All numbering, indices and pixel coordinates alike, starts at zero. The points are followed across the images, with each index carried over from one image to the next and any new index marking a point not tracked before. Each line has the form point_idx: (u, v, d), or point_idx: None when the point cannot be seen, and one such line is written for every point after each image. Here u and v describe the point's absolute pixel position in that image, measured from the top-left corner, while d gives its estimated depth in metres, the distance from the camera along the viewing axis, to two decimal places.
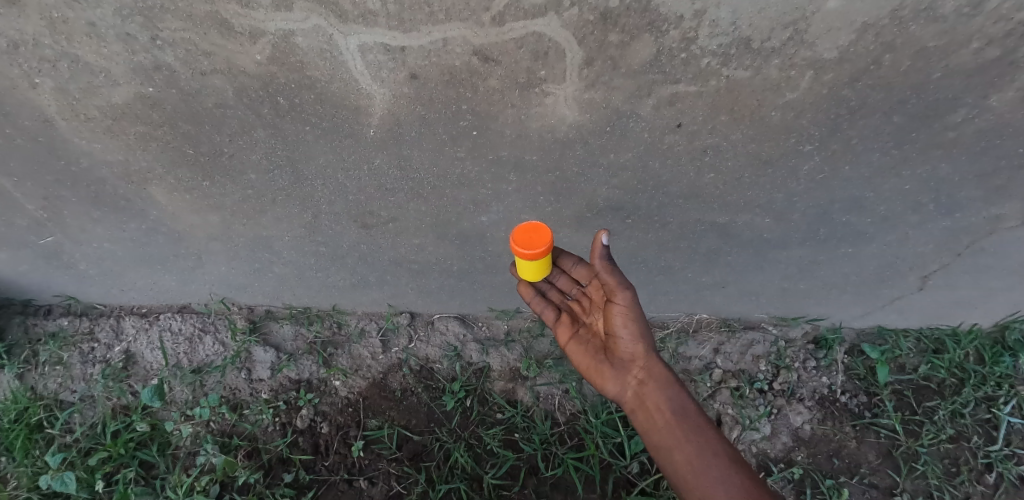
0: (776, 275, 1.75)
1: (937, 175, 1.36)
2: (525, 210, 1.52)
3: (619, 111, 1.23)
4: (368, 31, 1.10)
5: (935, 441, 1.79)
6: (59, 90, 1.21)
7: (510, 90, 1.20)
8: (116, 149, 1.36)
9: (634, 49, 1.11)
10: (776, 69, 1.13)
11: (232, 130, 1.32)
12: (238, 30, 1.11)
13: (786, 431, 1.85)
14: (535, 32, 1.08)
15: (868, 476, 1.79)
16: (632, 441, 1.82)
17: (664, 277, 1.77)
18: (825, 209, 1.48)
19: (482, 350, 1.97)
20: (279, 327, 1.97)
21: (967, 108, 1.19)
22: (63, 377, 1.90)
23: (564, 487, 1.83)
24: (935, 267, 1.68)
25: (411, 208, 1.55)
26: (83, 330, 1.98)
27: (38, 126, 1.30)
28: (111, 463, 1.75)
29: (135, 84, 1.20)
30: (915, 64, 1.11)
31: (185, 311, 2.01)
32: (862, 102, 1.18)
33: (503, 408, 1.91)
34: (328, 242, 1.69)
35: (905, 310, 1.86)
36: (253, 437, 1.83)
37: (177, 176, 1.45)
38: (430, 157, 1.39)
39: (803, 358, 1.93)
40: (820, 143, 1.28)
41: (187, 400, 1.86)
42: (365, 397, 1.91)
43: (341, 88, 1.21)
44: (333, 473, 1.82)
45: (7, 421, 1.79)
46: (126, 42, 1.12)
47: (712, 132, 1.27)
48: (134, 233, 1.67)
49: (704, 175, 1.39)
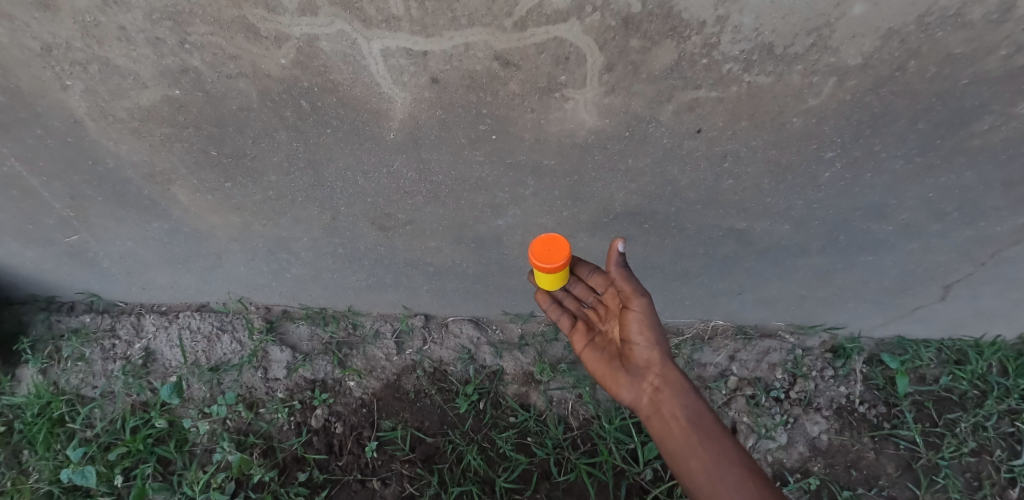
0: (793, 283, 1.74)
1: (961, 183, 1.34)
2: (542, 215, 1.54)
3: (638, 116, 1.23)
4: (392, 36, 1.10)
5: (956, 454, 1.75)
6: (89, 92, 1.24)
7: (530, 95, 1.20)
8: (143, 150, 1.39)
9: (655, 54, 1.09)
10: (798, 75, 1.11)
11: (256, 132, 1.34)
12: (264, 34, 1.11)
13: (802, 441, 1.83)
14: (556, 37, 1.07)
15: (887, 488, 1.75)
16: (645, 448, 1.81)
17: (681, 282, 1.78)
18: (845, 217, 1.46)
19: (495, 353, 1.99)
20: (295, 326, 2.02)
21: (993, 115, 1.16)
22: (84, 373, 1.94)
23: (577, 492, 1.81)
24: (957, 276, 1.65)
25: (428, 211, 1.56)
26: (104, 326, 2.02)
27: (68, 127, 1.33)
28: (130, 459, 1.78)
29: (163, 86, 1.22)
30: (941, 71, 1.08)
31: (204, 310, 2.05)
32: (886, 109, 1.17)
33: (516, 412, 1.92)
34: (346, 243, 1.71)
35: (926, 319, 1.84)
36: (268, 436, 1.86)
37: (201, 177, 1.47)
38: (448, 161, 1.40)
39: (821, 367, 1.92)
40: (841, 150, 1.27)
41: (205, 398, 1.89)
42: (379, 398, 1.94)
43: (362, 92, 1.22)
44: (346, 473, 1.82)
45: (31, 415, 1.84)
46: (154, 45, 1.14)
47: (732, 138, 1.26)
48: (157, 233, 1.70)
49: (723, 181, 1.38)
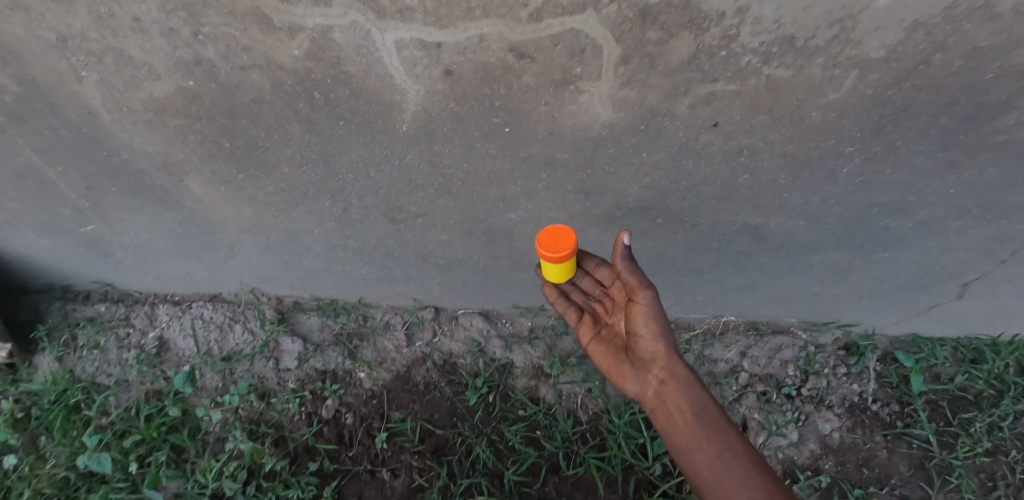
0: (808, 279, 1.72)
1: (983, 180, 1.31)
2: (554, 209, 1.54)
3: (654, 109, 1.21)
4: (405, 27, 1.08)
5: (970, 454, 1.73)
6: (103, 83, 1.24)
7: (544, 87, 1.19)
8: (156, 141, 1.40)
9: (672, 46, 1.07)
10: (819, 68, 1.08)
11: (268, 123, 1.34)
12: (277, 25, 1.10)
13: (813, 438, 1.81)
14: (572, 28, 1.05)
15: (900, 487, 1.73)
16: (654, 443, 1.82)
17: (693, 277, 1.77)
18: (862, 214, 1.44)
19: (505, 347, 2.01)
20: (307, 318, 2.05)
21: (1020, 111, 1.13)
22: (100, 361, 1.98)
23: (585, 487, 1.81)
24: (976, 274, 1.62)
25: (439, 204, 1.56)
26: (119, 315, 2.06)
27: (83, 118, 1.33)
28: (144, 446, 1.79)
29: (177, 78, 1.22)
30: (966, 64, 1.05)
31: (217, 301, 2.08)
32: (908, 103, 1.14)
33: (525, 405, 1.93)
34: (356, 236, 1.71)
35: (943, 318, 1.82)
36: (279, 425, 1.87)
37: (213, 169, 1.48)
38: (461, 154, 1.39)
39: (833, 364, 1.91)
40: (861, 145, 1.25)
41: (218, 387, 1.92)
42: (389, 389, 1.95)
43: (375, 84, 1.21)
44: (356, 464, 1.83)
45: (48, 402, 1.86)
46: (169, 36, 1.13)
47: (749, 132, 1.24)
48: (171, 224, 1.71)
49: (738, 177, 1.37)
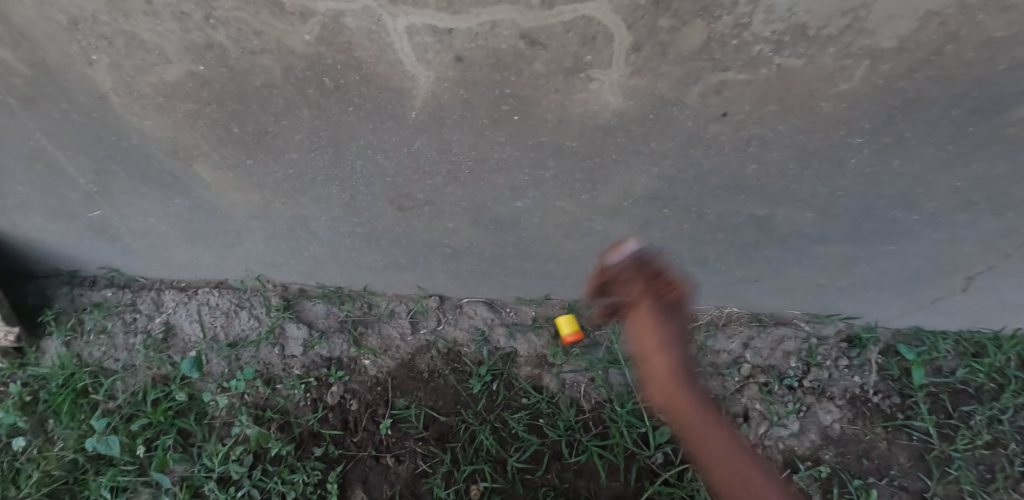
0: (814, 270, 1.73)
1: (992, 173, 1.31)
2: (561, 198, 1.54)
3: (664, 98, 1.22)
4: (418, 12, 1.07)
5: (970, 446, 1.76)
6: (114, 67, 1.24)
7: (555, 75, 1.19)
8: (166, 126, 1.40)
9: (684, 35, 1.07)
10: (832, 58, 1.08)
11: (279, 108, 1.34)
12: (289, 10, 1.10)
13: (815, 429, 1.83)
14: (583, 15, 1.04)
15: (899, 478, 1.75)
16: (657, 432, 1.84)
17: (698, 268, 1.78)
18: (869, 206, 1.45)
19: (509, 335, 2.02)
20: (312, 305, 2.06)
21: None
22: (107, 346, 1.99)
23: (587, 474, 1.83)
24: (981, 268, 1.63)
25: (447, 192, 1.56)
26: (126, 300, 2.07)
27: (93, 102, 1.34)
28: (151, 430, 1.81)
29: (187, 62, 1.22)
30: (980, 56, 1.05)
31: (223, 287, 2.10)
32: (920, 94, 1.14)
33: (529, 394, 1.95)
34: (364, 223, 1.72)
35: (946, 311, 1.83)
36: (285, 411, 1.89)
37: (223, 153, 1.48)
38: (469, 142, 1.39)
39: (835, 356, 1.92)
40: (870, 136, 1.25)
41: (223, 373, 1.93)
42: (394, 377, 1.96)
43: (386, 70, 1.21)
44: (360, 449, 1.85)
45: (55, 386, 1.88)
46: (180, 20, 1.13)
47: (758, 122, 1.25)
48: (179, 209, 1.72)
49: (747, 166, 1.37)
